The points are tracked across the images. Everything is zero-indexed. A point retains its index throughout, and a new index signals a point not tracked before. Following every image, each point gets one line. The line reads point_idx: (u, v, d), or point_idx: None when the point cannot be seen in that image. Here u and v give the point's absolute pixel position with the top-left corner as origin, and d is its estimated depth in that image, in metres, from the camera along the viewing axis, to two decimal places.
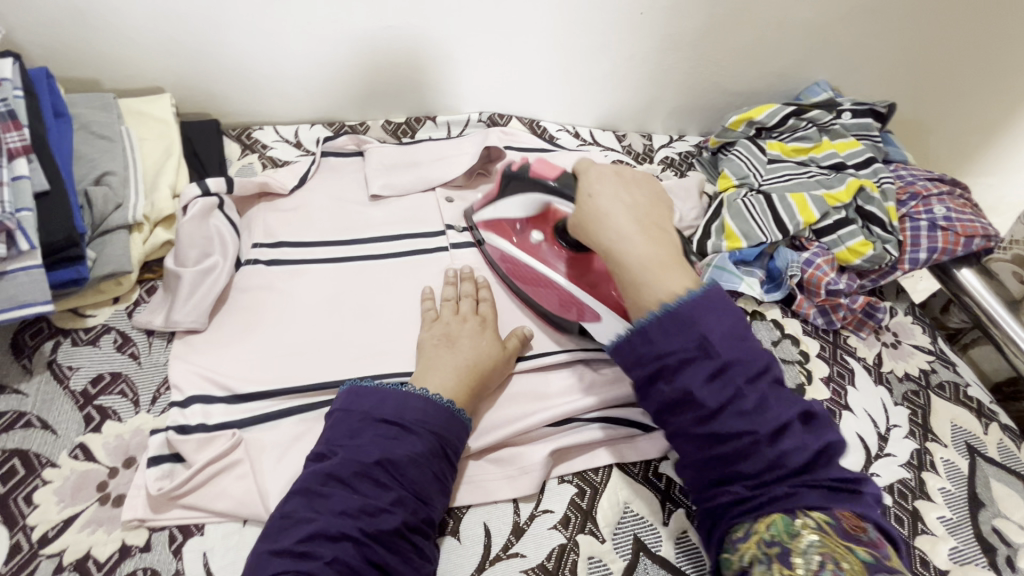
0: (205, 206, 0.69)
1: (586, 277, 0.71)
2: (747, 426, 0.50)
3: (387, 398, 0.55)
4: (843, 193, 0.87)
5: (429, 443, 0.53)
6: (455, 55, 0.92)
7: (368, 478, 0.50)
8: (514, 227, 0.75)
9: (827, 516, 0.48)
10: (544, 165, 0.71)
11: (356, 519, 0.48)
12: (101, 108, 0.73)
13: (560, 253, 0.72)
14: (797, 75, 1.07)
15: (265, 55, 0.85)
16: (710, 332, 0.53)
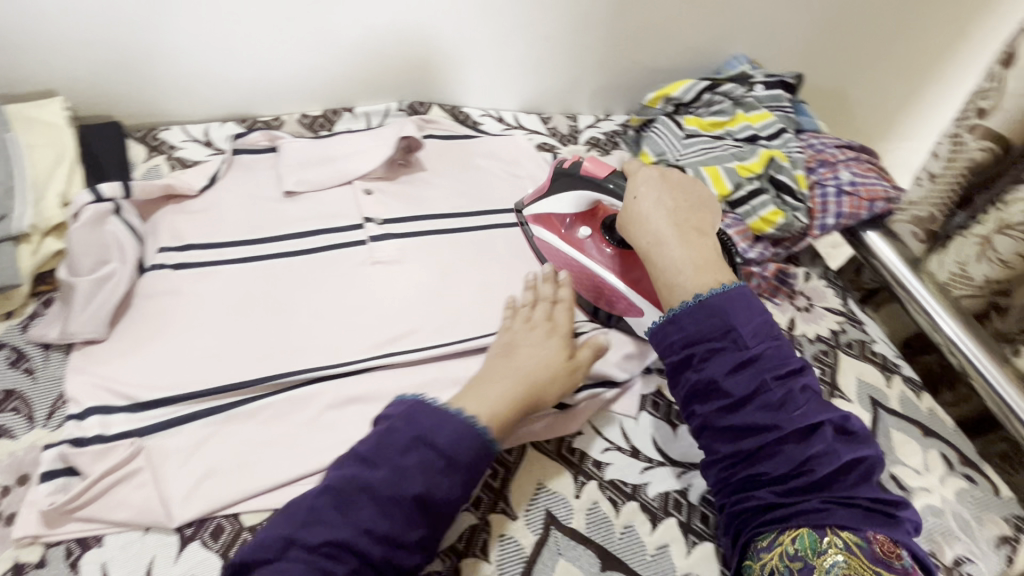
0: (98, 214, 0.66)
1: (632, 272, 0.75)
2: (770, 420, 0.53)
3: (433, 411, 0.53)
4: (755, 163, 0.90)
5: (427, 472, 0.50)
6: (368, 43, 0.90)
7: (384, 504, 0.48)
8: (563, 221, 0.79)
9: (860, 537, 0.48)
10: (598, 164, 0.75)
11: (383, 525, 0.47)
12: None
13: (606, 249, 0.77)
14: (715, 49, 1.08)
15: (162, 51, 0.81)
16: (740, 323, 0.57)
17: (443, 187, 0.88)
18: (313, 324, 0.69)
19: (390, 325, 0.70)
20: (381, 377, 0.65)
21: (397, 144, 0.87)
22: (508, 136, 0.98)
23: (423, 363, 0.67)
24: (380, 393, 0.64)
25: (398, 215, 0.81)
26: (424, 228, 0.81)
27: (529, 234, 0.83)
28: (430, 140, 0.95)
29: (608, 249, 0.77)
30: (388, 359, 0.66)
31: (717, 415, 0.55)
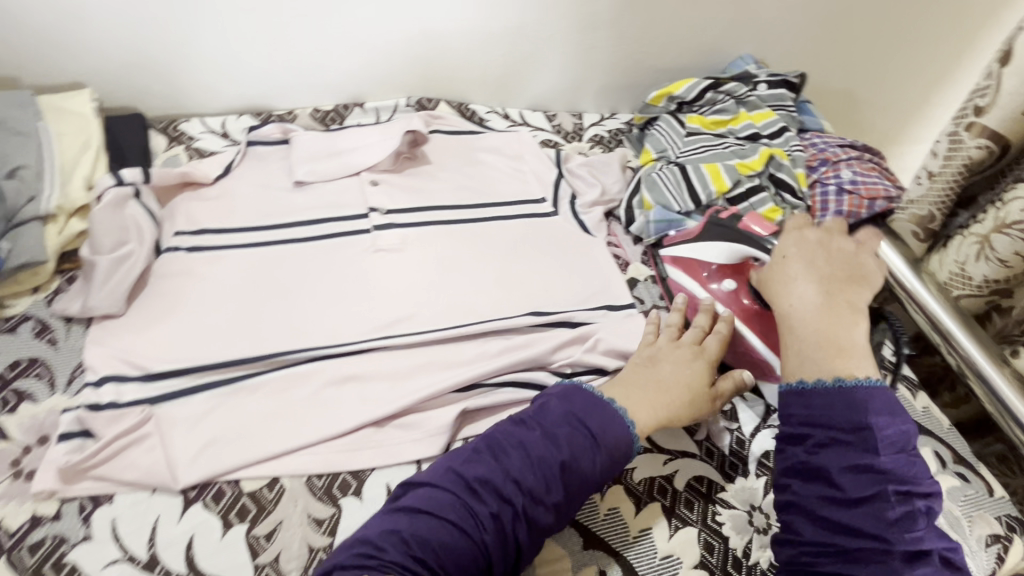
0: (119, 196, 0.71)
1: (772, 333, 0.72)
2: (879, 533, 0.48)
3: (569, 398, 0.59)
4: (755, 161, 0.91)
5: (600, 450, 0.56)
6: (379, 40, 0.93)
7: (505, 484, 0.52)
8: (706, 267, 0.77)
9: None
10: (757, 219, 0.75)
11: (520, 493, 0.52)
12: (18, 106, 0.75)
13: (745, 302, 0.73)
14: (721, 49, 1.09)
15: (184, 46, 0.86)
16: (870, 404, 0.54)
17: (448, 181, 0.90)
18: (316, 306, 0.72)
19: (389, 310, 0.73)
20: (377, 358, 0.68)
21: (404, 137, 0.90)
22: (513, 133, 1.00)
23: (416, 345, 0.70)
24: (376, 373, 0.66)
25: (403, 206, 0.84)
26: (428, 219, 0.83)
27: (665, 275, 0.82)
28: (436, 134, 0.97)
29: (745, 302, 0.73)
30: (385, 340, 0.69)
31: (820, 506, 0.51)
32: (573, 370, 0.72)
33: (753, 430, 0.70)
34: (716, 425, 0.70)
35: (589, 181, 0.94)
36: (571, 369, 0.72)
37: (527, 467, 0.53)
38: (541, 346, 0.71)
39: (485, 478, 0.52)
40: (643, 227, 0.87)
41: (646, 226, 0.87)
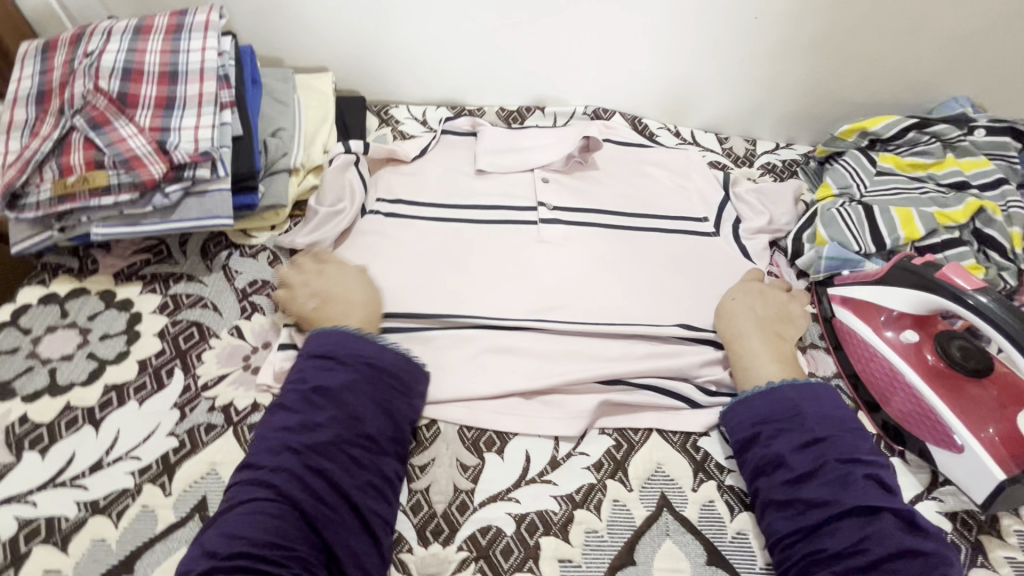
0: (344, 162, 0.86)
1: (958, 401, 0.64)
2: (832, 496, 0.55)
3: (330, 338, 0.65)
4: (958, 212, 0.82)
5: (364, 372, 0.62)
6: (571, 50, 1.00)
7: (353, 446, 0.57)
8: (883, 313, 0.72)
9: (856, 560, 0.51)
10: (959, 269, 0.64)
11: (355, 438, 0.58)
12: (282, 80, 0.92)
13: (929, 359, 0.67)
14: (931, 88, 1.00)
15: (408, 44, 0.99)
16: (803, 408, 0.62)
17: (613, 188, 0.94)
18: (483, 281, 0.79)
19: (546, 296, 0.78)
20: (532, 337, 0.73)
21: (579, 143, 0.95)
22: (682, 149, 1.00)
23: (566, 333, 0.74)
24: (529, 350, 0.72)
25: (568, 205, 0.89)
26: (592, 220, 0.88)
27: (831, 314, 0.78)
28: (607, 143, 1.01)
29: (929, 359, 0.67)
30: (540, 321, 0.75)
31: (778, 488, 0.58)
32: (717, 389, 0.72)
33: (913, 497, 0.64)
34: None
35: (757, 208, 0.91)
36: (714, 387, 0.72)
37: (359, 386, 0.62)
38: (688, 359, 0.72)
39: (312, 444, 0.56)
40: (812, 263, 0.83)
41: (815, 263, 0.83)
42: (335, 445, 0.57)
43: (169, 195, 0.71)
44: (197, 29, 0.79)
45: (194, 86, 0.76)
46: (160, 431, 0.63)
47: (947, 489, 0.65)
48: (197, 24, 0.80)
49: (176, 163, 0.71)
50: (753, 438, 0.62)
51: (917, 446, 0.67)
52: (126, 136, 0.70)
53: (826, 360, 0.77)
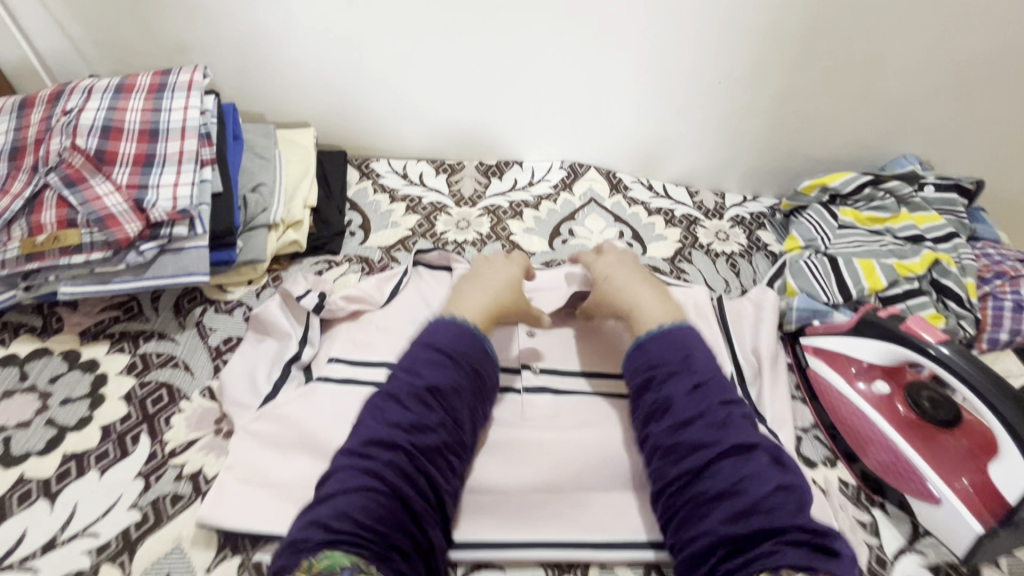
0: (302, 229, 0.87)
1: (932, 450, 0.66)
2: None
3: (440, 330, 0.64)
4: (916, 264, 0.87)
5: (468, 375, 0.62)
6: (547, 110, 1.04)
7: (383, 433, 0.55)
8: (854, 364, 0.75)
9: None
10: (923, 322, 0.67)
11: (404, 435, 0.55)
12: (264, 136, 0.94)
13: (900, 409, 0.70)
14: (879, 148, 1.08)
15: (390, 103, 1.02)
16: (696, 354, 0.64)
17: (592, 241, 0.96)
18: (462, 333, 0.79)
19: (526, 349, 0.78)
20: (513, 393, 0.74)
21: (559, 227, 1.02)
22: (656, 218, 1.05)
23: (545, 386, 0.74)
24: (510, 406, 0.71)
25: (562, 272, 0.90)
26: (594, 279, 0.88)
27: (804, 366, 0.81)
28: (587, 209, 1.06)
29: (902, 410, 0.70)
30: (521, 375, 0.75)
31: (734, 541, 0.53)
32: None
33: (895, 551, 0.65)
34: (854, 534, 0.65)
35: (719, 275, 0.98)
36: None
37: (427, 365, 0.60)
38: None
39: (373, 437, 0.55)
40: (784, 313, 0.86)
41: (787, 313, 0.85)
42: (439, 451, 0.57)
43: (143, 253, 0.70)
44: (180, 88, 0.80)
45: (175, 144, 0.76)
46: (122, 503, 0.59)
47: (928, 540, 0.65)
48: (181, 83, 0.81)
49: (153, 221, 0.70)
50: (645, 384, 0.63)
51: (896, 497, 0.68)
52: (102, 194, 0.70)
53: (804, 411, 0.78)
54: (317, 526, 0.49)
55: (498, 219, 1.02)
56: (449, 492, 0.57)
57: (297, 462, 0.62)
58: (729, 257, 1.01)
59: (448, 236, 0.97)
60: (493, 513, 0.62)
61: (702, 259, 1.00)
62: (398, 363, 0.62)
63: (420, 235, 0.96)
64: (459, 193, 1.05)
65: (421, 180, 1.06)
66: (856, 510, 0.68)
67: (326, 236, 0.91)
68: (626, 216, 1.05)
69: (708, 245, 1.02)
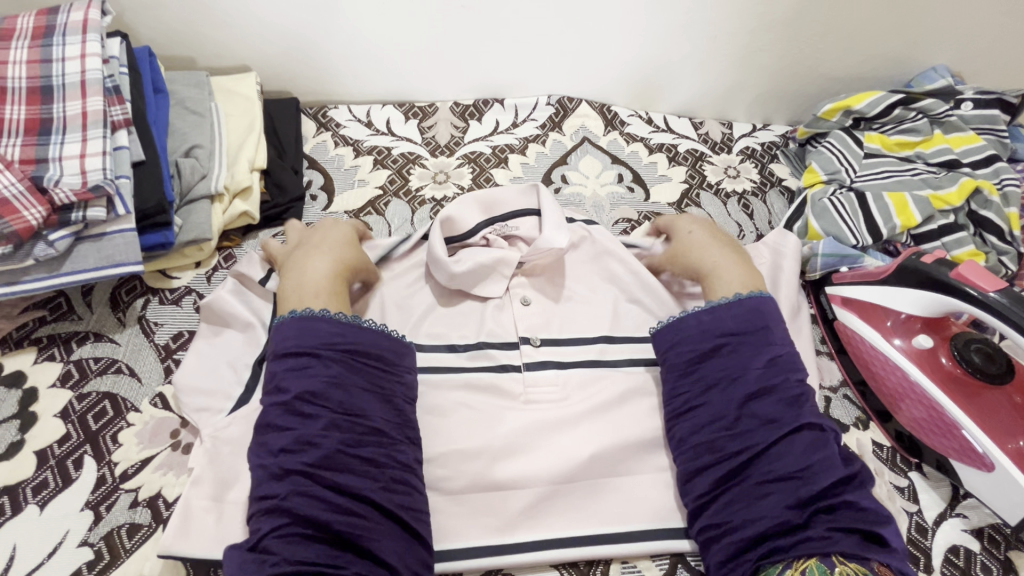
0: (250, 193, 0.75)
1: (980, 406, 0.60)
2: None
3: (284, 335, 0.52)
4: (953, 194, 0.78)
5: (339, 359, 0.51)
6: (530, 35, 0.88)
7: (269, 463, 0.47)
8: (891, 316, 0.67)
9: (865, 567, 0.45)
10: (977, 269, 0.58)
11: (293, 457, 0.47)
12: (195, 85, 0.78)
13: (944, 363, 0.63)
14: (913, 58, 0.92)
15: (340, 38, 0.86)
16: (774, 328, 0.58)
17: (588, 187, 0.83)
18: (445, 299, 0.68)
19: (522, 319, 0.66)
20: (514, 370, 0.62)
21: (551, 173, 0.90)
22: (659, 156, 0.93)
23: (548, 360, 0.63)
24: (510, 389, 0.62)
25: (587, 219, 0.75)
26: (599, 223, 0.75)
27: (831, 318, 0.73)
28: (580, 149, 0.93)
29: (944, 363, 0.64)
30: (520, 350, 0.63)
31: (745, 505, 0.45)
32: None
33: (936, 517, 0.59)
34: (892, 504, 0.60)
35: (733, 219, 0.87)
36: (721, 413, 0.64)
37: (292, 374, 0.50)
38: None
39: (262, 473, 0.46)
40: (807, 260, 0.76)
41: (811, 260, 0.76)
42: (337, 454, 0.48)
43: (53, 243, 0.58)
44: (73, 30, 0.65)
45: (74, 104, 0.62)
46: (70, 541, 0.51)
47: (969, 502, 0.61)
48: (73, 24, 0.65)
49: (59, 204, 0.58)
50: None
51: (934, 458, 0.62)
52: None
53: (830, 367, 0.72)
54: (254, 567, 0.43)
55: (479, 169, 0.89)
56: (384, 489, 0.48)
57: None
58: (740, 197, 0.90)
59: (425, 192, 0.85)
60: (497, 513, 0.55)
61: (711, 201, 0.89)
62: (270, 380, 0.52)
63: (392, 194, 0.84)
64: (433, 141, 0.91)
65: (389, 128, 0.92)
66: (892, 476, 0.62)
67: (283, 204, 0.79)
68: (624, 156, 0.93)
69: (717, 185, 0.91)
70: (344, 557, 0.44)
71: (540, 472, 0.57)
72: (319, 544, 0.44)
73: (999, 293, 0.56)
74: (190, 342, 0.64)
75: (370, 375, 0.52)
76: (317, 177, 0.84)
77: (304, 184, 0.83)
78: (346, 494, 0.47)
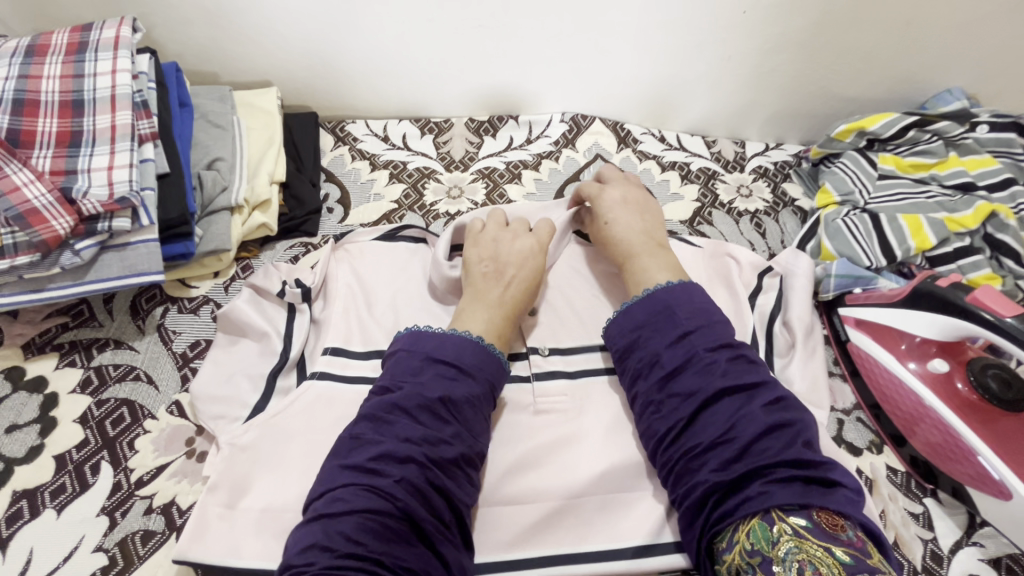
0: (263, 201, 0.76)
1: (997, 434, 0.60)
2: None
3: (424, 339, 0.53)
4: (970, 218, 0.78)
5: (484, 388, 0.53)
6: (545, 54, 0.90)
7: (396, 447, 0.46)
8: (906, 339, 0.67)
9: (804, 517, 0.41)
10: (991, 294, 0.60)
11: (418, 449, 0.46)
12: (219, 99, 0.81)
13: (959, 388, 0.63)
14: (927, 80, 0.93)
15: (359, 54, 0.88)
16: (676, 307, 0.56)
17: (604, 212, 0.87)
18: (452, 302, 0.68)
19: (531, 329, 0.67)
20: (521, 380, 0.64)
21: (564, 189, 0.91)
22: (671, 174, 0.94)
23: (557, 370, 0.64)
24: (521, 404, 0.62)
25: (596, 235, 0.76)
26: None
27: (842, 339, 0.73)
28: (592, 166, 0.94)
29: (960, 388, 0.63)
30: (529, 359, 0.65)
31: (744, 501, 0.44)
32: None
33: (953, 546, 0.58)
34: (907, 531, 0.59)
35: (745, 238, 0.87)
36: None
37: (439, 381, 0.50)
38: None
39: (373, 460, 0.45)
40: (820, 281, 0.76)
41: (824, 281, 0.76)
42: (457, 464, 0.48)
43: (79, 252, 0.59)
44: (105, 47, 0.67)
45: (104, 117, 0.64)
46: (86, 546, 0.52)
47: (986, 531, 0.59)
48: (105, 40, 0.67)
49: (87, 214, 0.59)
50: None
51: (950, 484, 0.61)
52: (20, 184, 0.57)
53: (843, 389, 0.70)
54: (318, 548, 0.41)
55: (493, 184, 0.90)
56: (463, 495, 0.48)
57: (278, 486, 0.54)
58: (753, 216, 0.90)
59: (439, 206, 0.86)
60: (506, 528, 0.55)
61: (723, 220, 0.89)
62: (393, 375, 0.51)
63: (407, 208, 0.85)
64: (448, 156, 0.92)
65: (405, 143, 0.93)
66: (907, 502, 0.61)
67: (300, 216, 0.80)
68: (637, 173, 0.94)
69: (730, 204, 0.91)
70: (405, 561, 0.41)
71: (550, 487, 0.57)
72: (391, 538, 0.42)
73: (1016, 318, 0.57)
74: (207, 351, 0.65)
75: (487, 407, 0.53)
76: (334, 190, 0.86)
77: (321, 197, 0.85)
78: (445, 500, 0.46)
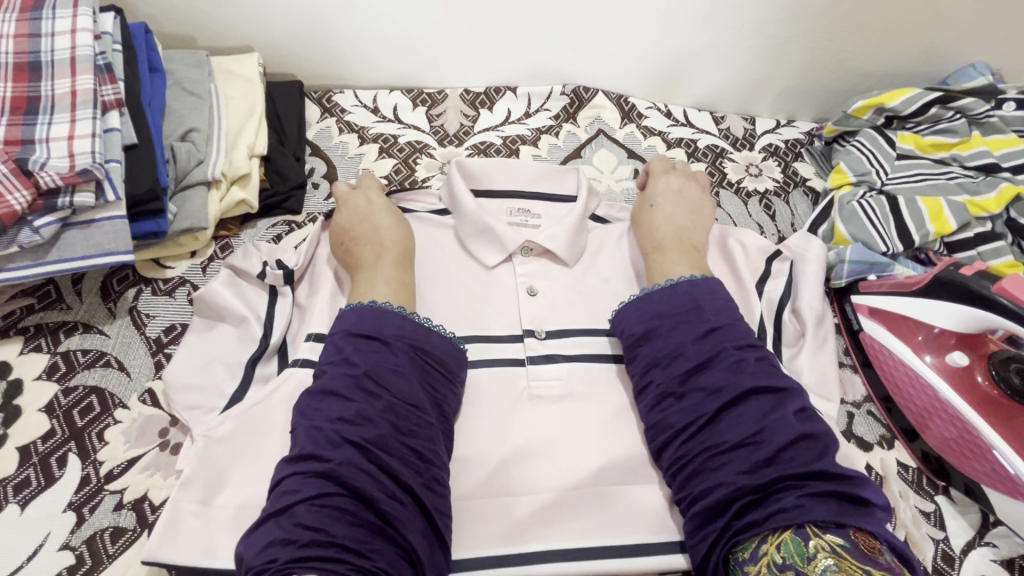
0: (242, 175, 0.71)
1: (1016, 429, 0.57)
2: None
3: (344, 319, 0.51)
4: (993, 201, 0.75)
5: (409, 357, 0.49)
6: (545, 21, 0.84)
7: (326, 429, 0.44)
8: (923, 329, 0.64)
9: (842, 536, 0.40)
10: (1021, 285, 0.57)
11: (350, 430, 0.44)
12: (194, 65, 0.75)
13: (980, 382, 0.61)
14: (951, 53, 0.87)
15: (345, 18, 0.81)
16: (703, 303, 0.54)
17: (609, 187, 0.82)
18: (457, 269, 0.65)
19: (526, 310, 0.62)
20: (516, 365, 0.59)
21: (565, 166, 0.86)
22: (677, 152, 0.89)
23: (554, 353, 0.59)
24: None
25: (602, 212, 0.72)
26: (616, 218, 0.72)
27: (854, 328, 0.69)
28: (595, 141, 0.89)
29: (980, 382, 0.61)
30: (524, 343, 0.60)
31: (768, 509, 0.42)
32: None
33: (965, 546, 0.56)
34: (918, 531, 0.56)
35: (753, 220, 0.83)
36: None
37: (370, 357, 0.48)
38: None
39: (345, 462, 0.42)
40: (833, 267, 0.72)
41: (837, 267, 0.71)
42: (394, 441, 0.45)
43: (39, 230, 0.55)
44: (63, 4, 0.61)
45: (63, 82, 0.59)
46: (51, 544, 0.49)
47: (999, 531, 0.57)
48: None
49: (45, 188, 0.55)
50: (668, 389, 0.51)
51: (963, 481, 0.58)
52: None
53: (853, 380, 0.67)
54: (277, 544, 0.38)
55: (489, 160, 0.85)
56: (426, 486, 0.44)
57: (255, 481, 0.51)
58: (762, 197, 0.86)
59: (431, 183, 0.81)
60: (497, 523, 0.52)
61: (732, 200, 0.85)
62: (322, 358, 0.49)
63: (397, 184, 0.80)
64: (442, 130, 0.87)
65: (396, 115, 0.88)
66: (918, 499, 0.59)
67: (283, 192, 0.76)
68: (641, 150, 0.89)
69: (738, 183, 0.87)
70: (373, 546, 0.39)
71: (544, 481, 0.54)
72: (351, 524, 0.40)
73: None
74: (182, 336, 0.61)
75: (437, 385, 0.50)
76: (320, 164, 0.81)
77: (306, 172, 0.80)
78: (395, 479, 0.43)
